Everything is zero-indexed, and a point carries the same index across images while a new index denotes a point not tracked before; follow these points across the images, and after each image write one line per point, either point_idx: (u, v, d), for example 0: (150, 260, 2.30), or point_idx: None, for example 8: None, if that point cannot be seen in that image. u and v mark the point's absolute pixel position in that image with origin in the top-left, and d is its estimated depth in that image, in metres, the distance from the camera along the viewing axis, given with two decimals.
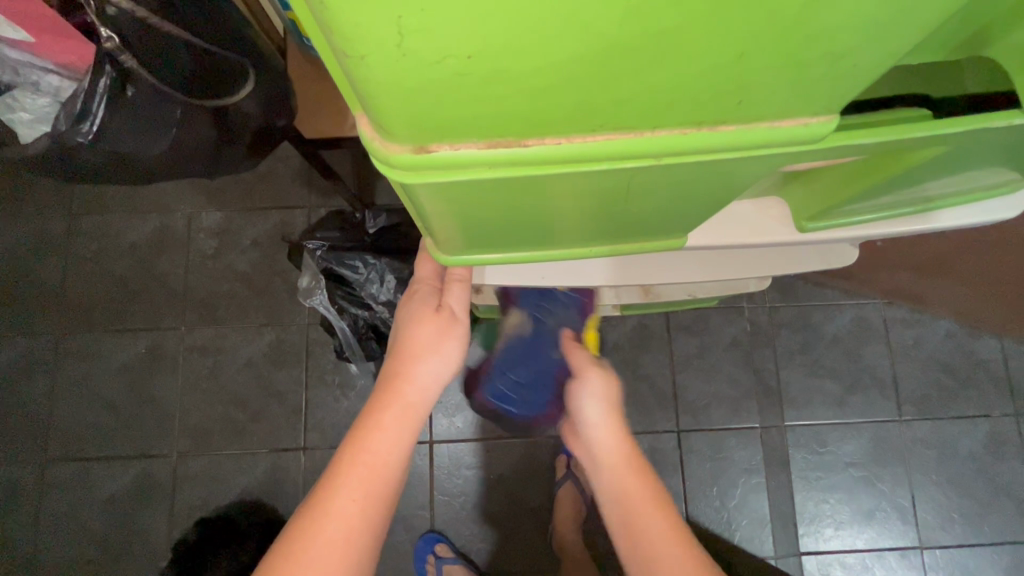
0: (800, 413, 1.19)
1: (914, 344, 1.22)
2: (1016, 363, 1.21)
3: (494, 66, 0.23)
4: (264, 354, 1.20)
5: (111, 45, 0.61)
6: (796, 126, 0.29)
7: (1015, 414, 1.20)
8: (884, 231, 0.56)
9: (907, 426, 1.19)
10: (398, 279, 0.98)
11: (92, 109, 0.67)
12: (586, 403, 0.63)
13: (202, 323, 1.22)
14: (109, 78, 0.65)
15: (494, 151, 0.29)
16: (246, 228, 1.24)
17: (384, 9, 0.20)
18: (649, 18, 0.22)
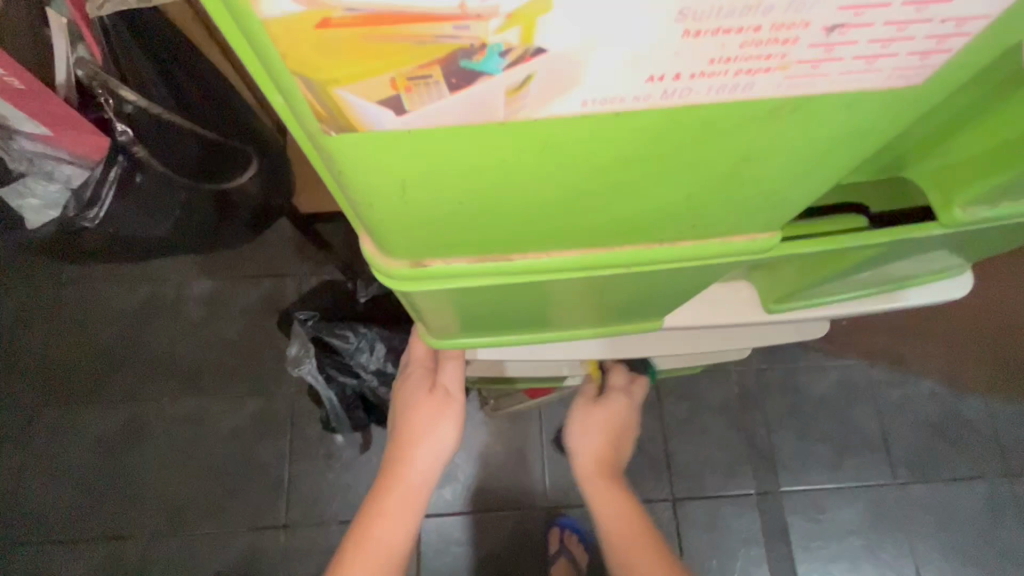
0: (794, 476, 1.13)
1: (901, 404, 1.17)
2: (1002, 421, 1.17)
3: (482, 212, 0.27)
4: (247, 425, 1.17)
5: (125, 138, 0.65)
6: (747, 241, 0.33)
7: (1008, 476, 1.14)
8: (849, 311, 0.60)
9: (902, 489, 1.13)
10: (388, 348, 0.95)
11: (100, 195, 0.70)
12: (573, 428, 0.77)
13: (186, 392, 1.19)
14: (121, 167, 0.68)
15: (482, 264, 0.33)
16: (237, 297, 1.24)
17: (391, 184, 0.23)
18: (616, 187, 0.25)
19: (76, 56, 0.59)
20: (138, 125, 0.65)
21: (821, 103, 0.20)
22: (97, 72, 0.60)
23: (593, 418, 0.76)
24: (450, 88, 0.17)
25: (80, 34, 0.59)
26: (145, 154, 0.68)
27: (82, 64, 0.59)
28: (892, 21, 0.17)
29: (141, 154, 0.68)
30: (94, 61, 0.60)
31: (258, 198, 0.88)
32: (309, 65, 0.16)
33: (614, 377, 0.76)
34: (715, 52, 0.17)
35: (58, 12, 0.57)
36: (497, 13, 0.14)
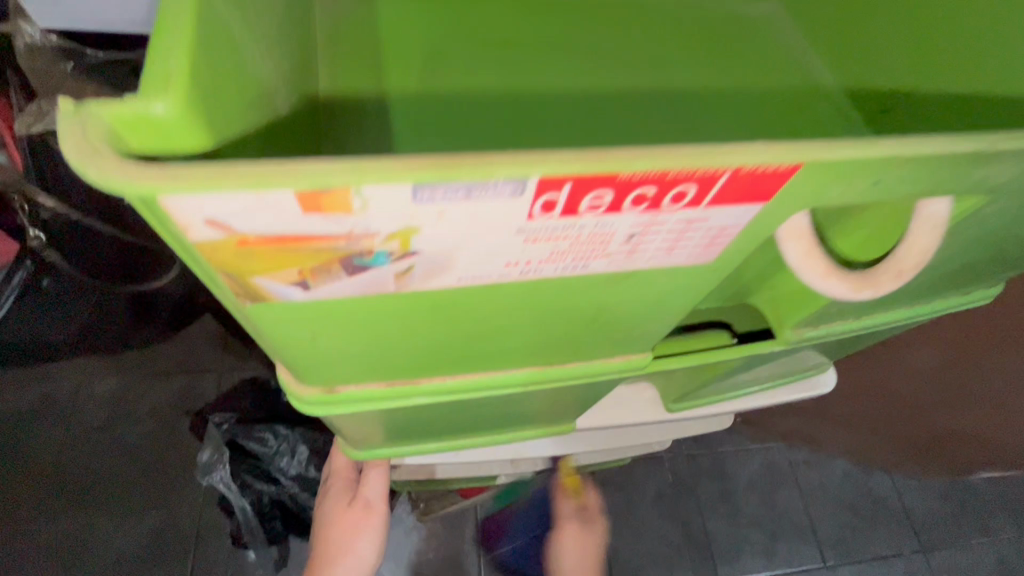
0: (730, 568, 1.03)
1: (819, 486, 1.11)
2: (912, 498, 1.13)
3: (389, 350, 0.31)
4: (141, 547, 0.93)
5: (36, 242, 0.69)
6: (626, 360, 0.39)
7: (922, 550, 1.09)
8: (735, 404, 0.68)
9: (832, 573, 1.05)
10: (312, 450, 0.85)
11: (1, 300, 0.70)
12: (564, 555, 0.74)
13: (68, 512, 0.94)
14: (26, 271, 0.71)
15: (393, 387, 0.36)
16: (146, 396, 1.01)
17: (303, 334, 0.27)
18: (504, 330, 0.30)
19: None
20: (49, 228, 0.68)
21: (643, 274, 0.27)
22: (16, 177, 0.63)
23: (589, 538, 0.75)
24: (347, 274, 0.21)
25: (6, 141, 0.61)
26: (55, 257, 0.71)
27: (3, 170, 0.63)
28: (673, 232, 0.23)
29: (52, 257, 0.71)
30: (14, 166, 0.63)
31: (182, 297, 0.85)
32: (230, 268, 0.20)
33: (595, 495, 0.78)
34: (551, 250, 0.23)
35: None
36: (378, 235, 0.19)
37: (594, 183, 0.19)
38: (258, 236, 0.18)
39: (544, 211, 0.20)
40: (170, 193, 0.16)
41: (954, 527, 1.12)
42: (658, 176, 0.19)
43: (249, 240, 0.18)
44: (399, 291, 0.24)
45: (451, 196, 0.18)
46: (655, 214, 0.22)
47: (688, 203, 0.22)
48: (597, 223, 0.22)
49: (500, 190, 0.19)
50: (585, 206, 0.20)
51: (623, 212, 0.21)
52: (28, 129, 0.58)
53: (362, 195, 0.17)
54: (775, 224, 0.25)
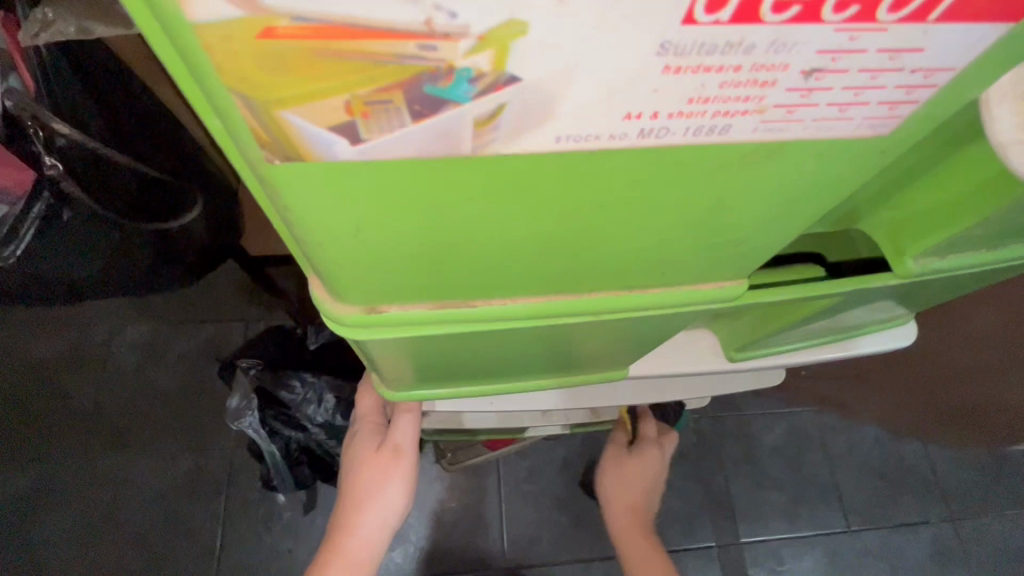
0: (754, 529, 0.98)
1: (849, 451, 1.03)
2: (944, 469, 1.04)
3: (446, 254, 0.25)
4: (174, 487, 0.92)
5: (54, 172, 0.56)
6: (716, 288, 0.33)
7: (951, 520, 1.01)
8: (800, 359, 0.61)
9: (855, 537, 0.99)
10: (339, 399, 0.82)
11: (20, 232, 0.58)
12: (608, 482, 0.74)
13: (103, 450, 0.94)
14: (45, 203, 0.58)
15: (442, 309, 0.31)
16: (178, 340, 1.00)
17: (346, 221, 0.21)
18: (591, 230, 0.24)
19: (6, 86, 0.51)
20: (70, 161, 0.57)
21: (794, 148, 0.20)
22: (30, 103, 0.52)
23: (636, 469, 0.73)
24: (412, 115, 0.15)
25: (13, 61, 0.51)
26: (76, 189, 0.59)
27: (11, 96, 0.51)
28: (867, 68, 0.17)
29: (72, 189, 0.59)
30: (25, 92, 0.52)
31: (204, 239, 0.78)
32: (251, 83, 0.14)
33: (648, 427, 0.74)
34: (693, 91, 0.16)
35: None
36: (467, 33, 0.13)
37: None
38: (292, 16, 0.12)
39: (711, 6, 0.13)
40: None
41: (988, 500, 1.03)
42: None
43: (278, 24, 0.12)
44: (477, 153, 0.17)
45: None
46: (858, 29, 0.15)
47: (912, 12, 0.15)
48: (774, 39, 0.15)
49: None
50: None
51: (818, 18, 0.14)
52: (34, 40, 0.49)
53: None
54: (997, 75, 0.18)
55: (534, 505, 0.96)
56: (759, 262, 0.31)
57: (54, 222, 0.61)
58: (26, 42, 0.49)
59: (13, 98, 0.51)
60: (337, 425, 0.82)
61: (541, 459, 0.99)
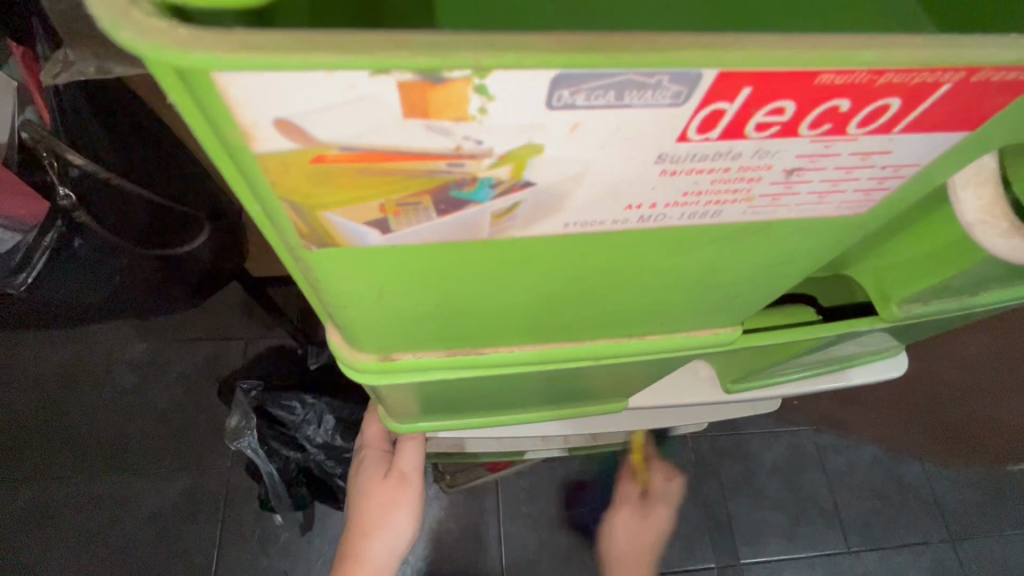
0: (751, 551, 0.98)
1: (848, 471, 1.04)
2: (942, 488, 1.05)
3: (458, 311, 0.26)
4: (173, 508, 0.93)
5: (68, 203, 0.56)
6: (710, 334, 0.35)
7: (951, 540, 1.02)
8: (797, 389, 0.62)
9: (854, 557, 0.99)
10: (338, 419, 0.83)
11: (32, 261, 0.56)
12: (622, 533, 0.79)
13: (102, 469, 0.94)
14: (59, 232, 0.57)
15: (452, 356, 0.32)
16: (178, 361, 1.00)
17: (370, 289, 0.23)
18: (595, 290, 0.26)
19: (23, 118, 0.51)
20: (81, 191, 0.57)
21: (779, 225, 0.22)
22: (45, 135, 0.52)
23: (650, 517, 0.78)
24: (438, 212, 0.17)
25: (32, 96, 0.51)
26: (88, 218, 0.58)
27: (28, 127, 0.51)
28: (842, 166, 0.18)
29: (83, 218, 0.58)
30: (42, 124, 0.52)
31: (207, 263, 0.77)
32: (298, 192, 0.15)
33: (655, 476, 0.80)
34: (687, 186, 0.18)
35: (10, 75, 0.49)
36: (490, 153, 0.15)
37: (782, 83, 0.14)
38: (340, 147, 0.14)
39: (703, 128, 0.15)
40: (225, 67, 0.11)
41: (985, 521, 1.04)
42: (868, 77, 0.14)
43: (329, 152, 0.14)
44: (493, 237, 0.19)
45: (597, 95, 0.13)
46: (833, 140, 0.17)
47: (879, 126, 0.17)
48: (758, 148, 0.17)
49: (660, 91, 0.14)
50: (760, 117, 0.15)
51: (797, 133, 0.16)
52: (55, 81, 0.50)
53: (485, 87, 0.13)
54: (959, 167, 0.20)
55: (532, 526, 0.97)
56: (750, 312, 0.32)
57: (64, 252, 0.59)
58: (47, 82, 0.50)
59: (27, 130, 0.51)
60: (337, 445, 0.83)
61: (542, 479, 0.99)
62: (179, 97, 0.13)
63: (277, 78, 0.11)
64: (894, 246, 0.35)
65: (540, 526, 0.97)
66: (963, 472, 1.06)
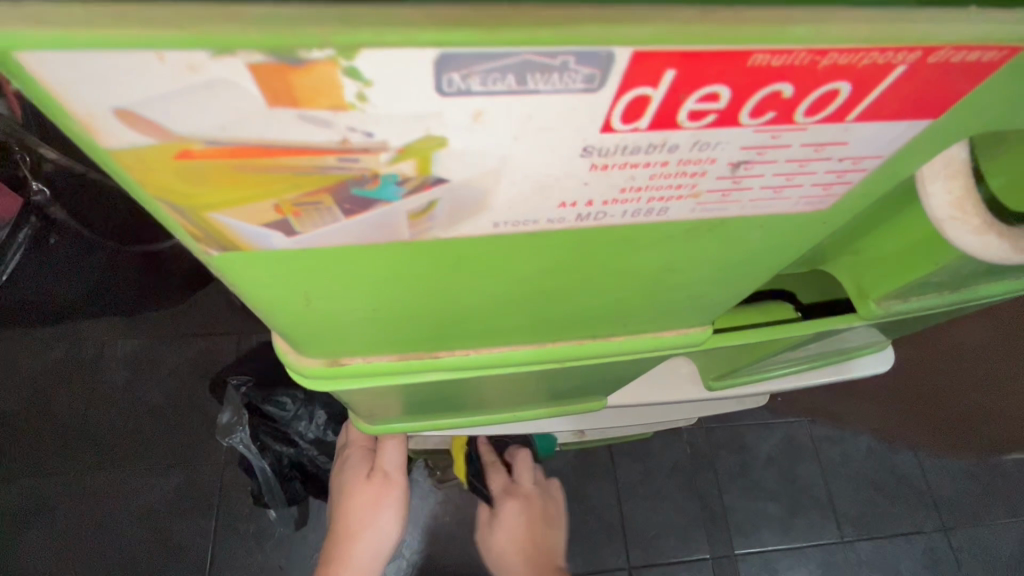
0: (746, 542, 0.97)
1: (842, 461, 1.04)
2: (937, 477, 1.05)
3: (400, 315, 0.25)
4: (162, 506, 0.91)
5: (41, 197, 0.57)
6: (683, 334, 0.33)
7: (944, 530, 1.01)
8: (784, 384, 0.61)
9: (848, 547, 0.98)
10: (330, 415, 0.81)
11: (7, 257, 0.56)
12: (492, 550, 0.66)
13: (89, 467, 0.92)
14: (32, 228, 0.57)
15: (406, 360, 0.31)
16: (163, 358, 0.99)
17: (294, 292, 0.21)
18: (547, 292, 0.24)
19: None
20: (58, 186, 0.57)
21: (734, 222, 0.20)
22: (16, 128, 0.53)
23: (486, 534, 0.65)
24: (344, 212, 0.16)
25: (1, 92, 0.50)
26: (64, 214, 0.58)
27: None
28: (795, 158, 0.17)
29: (59, 214, 0.58)
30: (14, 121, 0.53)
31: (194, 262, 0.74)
32: (174, 193, 0.14)
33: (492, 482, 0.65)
34: (624, 182, 0.17)
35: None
36: (386, 147, 0.13)
37: (711, 65, 0.12)
38: (206, 141, 0.12)
39: (629, 117, 0.14)
40: (36, 46, 0.09)
41: (978, 511, 1.03)
42: (809, 57, 0.13)
43: (193, 148, 0.12)
44: (416, 239, 0.18)
45: (494, 79, 0.12)
46: (781, 129, 0.15)
47: (829, 114, 0.15)
48: (697, 139, 0.15)
49: (569, 75, 0.12)
50: (692, 104, 0.14)
51: (738, 122, 0.15)
52: None
53: (358, 70, 0.11)
54: (927, 157, 0.18)
55: None
56: (721, 311, 0.31)
57: (40, 249, 0.58)
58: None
59: None
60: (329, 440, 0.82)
61: None
62: None
63: (100, 60, 0.10)
64: (872, 242, 0.34)
65: None
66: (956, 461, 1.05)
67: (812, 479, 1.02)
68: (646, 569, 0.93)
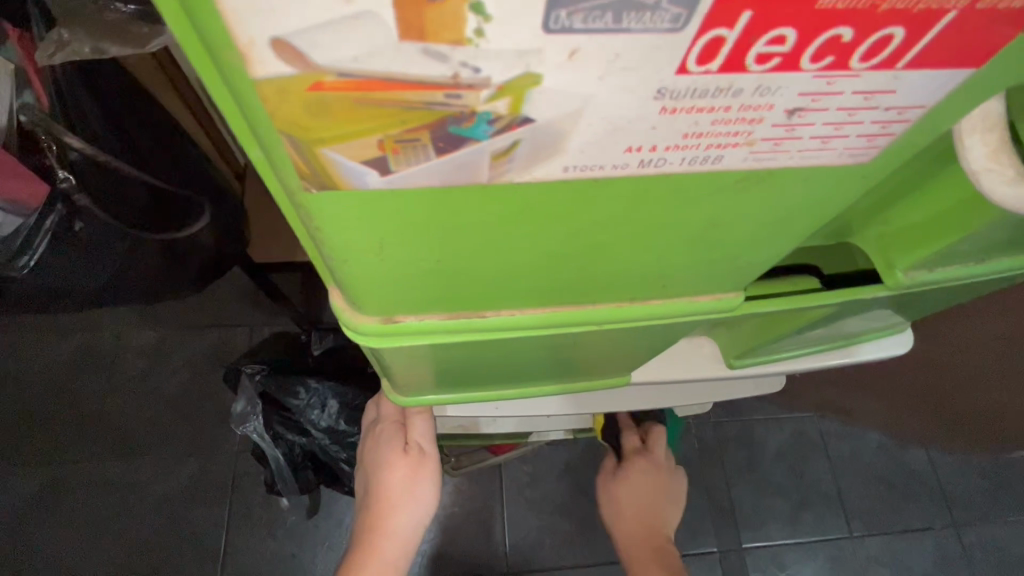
0: (754, 536, 0.97)
1: (852, 457, 1.04)
2: (946, 474, 1.05)
3: (458, 267, 0.26)
4: (183, 492, 0.93)
5: (67, 185, 0.53)
6: (712, 300, 0.34)
7: (954, 526, 1.02)
8: (802, 366, 0.62)
9: (858, 542, 0.99)
10: (342, 403, 0.81)
11: (33, 244, 0.54)
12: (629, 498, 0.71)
13: (111, 454, 0.94)
14: (59, 215, 0.54)
15: (455, 319, 0.32)
16: (184, 346, 1.00)
17: (370, 239, 0.23)
18: (598, 247, 0.26)
19: (20, 101, 0.48)
20: (83, 174, 0.54)
21: (779, 175, 0.22)
22: (44, 118, 0.50)
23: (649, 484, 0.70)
24: (437, 151, 0.17)
25: (28, 78, 0.49)
26: (88, 202, 0.55)
27: (26, 111, 0.49)
28: (845, 106, 0.18)
29: (84, 202, 0.55)
30: (40, 108, 0.49)
31: (210, 248, 0.73)
32: (297, 125, 0.15)
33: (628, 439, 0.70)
34: (688, 127, 0.18)
35: (7, 58, 0.48)
36: (488, 84, 0.15)
37: (784, 8, 0.14)
38: (339, 73, 0.14)
39: (703, 60, 0.15)
40: None
41: (985, 506, 1.04)
42: (870, 1, 0.14)
43: (326, 79, 0.14)
44: (492, 183, 0.19)
45: (595, 17, 0.13)
46: (836, 76, 0.17)
47: (881, 61, 0.16)
48: (760, 84, 0.17)
49: (660, 14, 0.13)
50: (762, 45, 0.15)
51: (800, 66, 0.16)
52: (50, 60, 0.48)
53: (482, 5, 0.13)
54: (963, 113, 0.20)
55: (537, 510, 0.97)
56: (750, 276, 0.33)
57: (65, 236, 0.56)
58: (42, 62, 0.48)
59: (24, 113, 0.49)
60: (342, 429, 0.81)
61: (547, 465, 1.00)
62: (176, 14, 0.13)
63: None
64: (899, 211, 0.35)
65: (546, 510, 0.97)
66: (966, 457, 1.06)
67: (823, 474, 1.03)
68: None
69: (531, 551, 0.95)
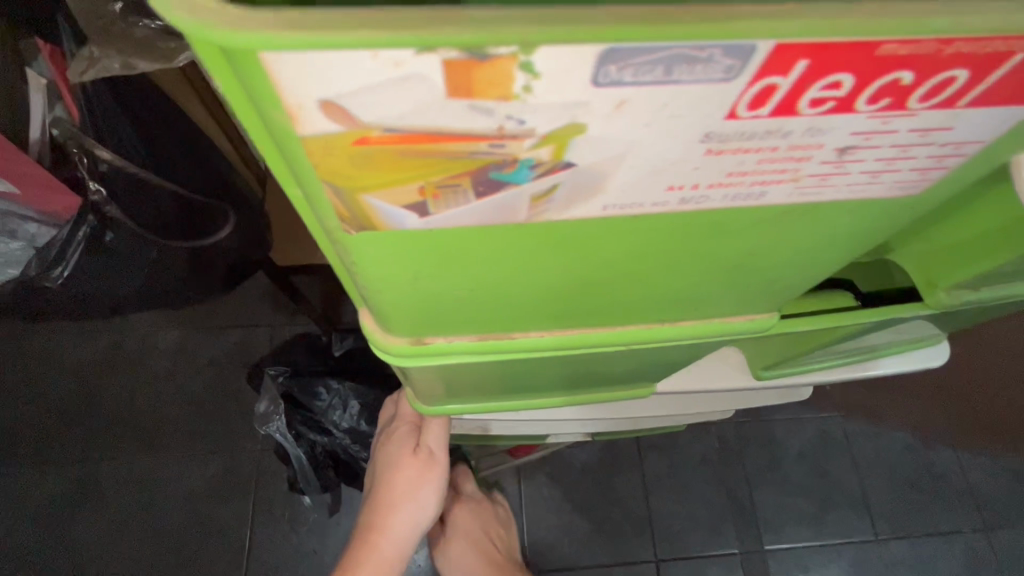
0: (775, 536, 0.93)
1: (875, 458, 0.98)
2: (975, 475, 0.99)
3: (486, 294, 0.26)
4: (199, 487, 0.93)
5: (99, 198, 0.53)
6: (746, 320, 0.34)
7: (983, 529, 0.96)
8: (828, 377, 0.60)
9: (880, 544, 0.94)
10: (363, 405, 0.81)
11: (67, 255, 0.55)
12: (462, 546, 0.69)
13: (123, 445, 0.94)
14: (89, 227, 0.54)
15: (484, 341, 0.32)
16: (203, 344, 1.00)
17: (400, 272, 0.22)
18: (635, 274, 0.25)
19: (53, 115, 0.50)
20: (115, 187, 0.54)
21: (824, 208, 0.21)
22: (74, 131, 0.50)
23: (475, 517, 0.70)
24: (477, 194, 0.17)
25: (60, 94, 0.50)
26: (119, 212, 0.55)
27: (58, 125, 0.50)
28: (900, 142, 0.18)
29: (115, 212, 0.55)
30: (72, 121, 0.50)
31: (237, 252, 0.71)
32: (340, 175, 0.15)
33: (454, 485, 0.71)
34: (733, 167, 0.18)
35: (39, 72, 0.49)
36: (532, 134, 0.14)
37: (844, 55, 0.13)
38: (384, 129, 0.14)
39: (754, 105, 0.15)
40: (275, 46, 0.11)
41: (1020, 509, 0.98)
42: (936, 47, 0.14)
43: (371, 134, 0.14)
44: (530, 221, 0.19)
45: (645, 70, 0.13)
46: (892, 115, 0.16)
47: (941, 101, 0.16)
48: (811, 126, 0.16)
49: (712, 65, 0.13)
50: (819, 89, 0.14)
51: (854, 109, 0.16)
52: (82, 77, 0.48)
53: (533, 64, 0.12)
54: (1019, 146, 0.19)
55: (555, 509, 0.93)
56: (791, 297, 0.31)
57: (98, 248, 0.56)
58: (75, 79, 0.48)
59: (57, 127, 0.50)
60: (363, 431, 0.80)
61: (563, 465, 0.96)
62: (224, 73, 0.13)
63: (324, 60, 0.11)
64: (942, 228, 0.34)
65: (563, 508, 0.93)
66: (997, 458, 1.00)
67: (848, 475, 0.97)
68: (673, 562, 0.91)
69: (546, 549, 0.91)
